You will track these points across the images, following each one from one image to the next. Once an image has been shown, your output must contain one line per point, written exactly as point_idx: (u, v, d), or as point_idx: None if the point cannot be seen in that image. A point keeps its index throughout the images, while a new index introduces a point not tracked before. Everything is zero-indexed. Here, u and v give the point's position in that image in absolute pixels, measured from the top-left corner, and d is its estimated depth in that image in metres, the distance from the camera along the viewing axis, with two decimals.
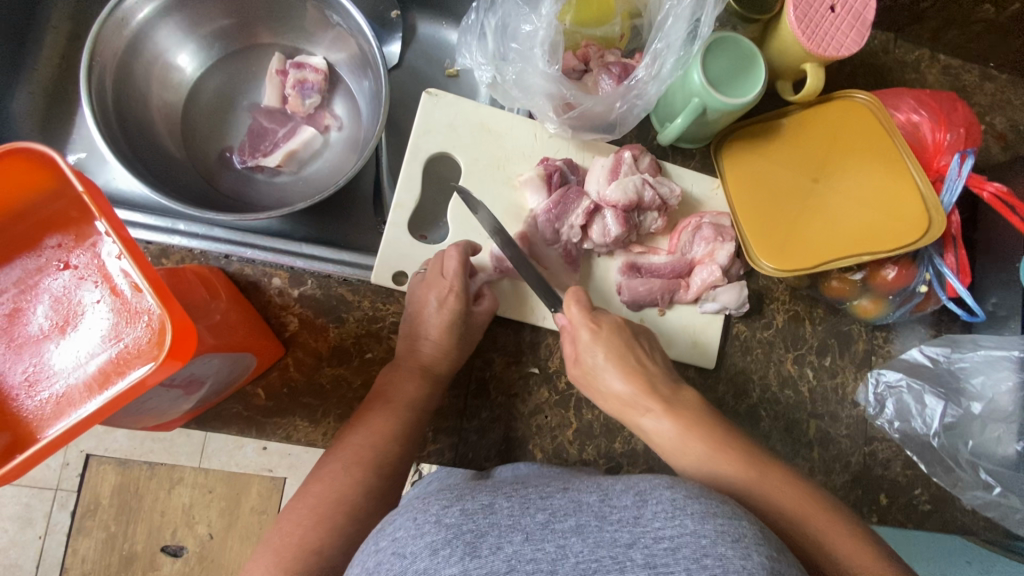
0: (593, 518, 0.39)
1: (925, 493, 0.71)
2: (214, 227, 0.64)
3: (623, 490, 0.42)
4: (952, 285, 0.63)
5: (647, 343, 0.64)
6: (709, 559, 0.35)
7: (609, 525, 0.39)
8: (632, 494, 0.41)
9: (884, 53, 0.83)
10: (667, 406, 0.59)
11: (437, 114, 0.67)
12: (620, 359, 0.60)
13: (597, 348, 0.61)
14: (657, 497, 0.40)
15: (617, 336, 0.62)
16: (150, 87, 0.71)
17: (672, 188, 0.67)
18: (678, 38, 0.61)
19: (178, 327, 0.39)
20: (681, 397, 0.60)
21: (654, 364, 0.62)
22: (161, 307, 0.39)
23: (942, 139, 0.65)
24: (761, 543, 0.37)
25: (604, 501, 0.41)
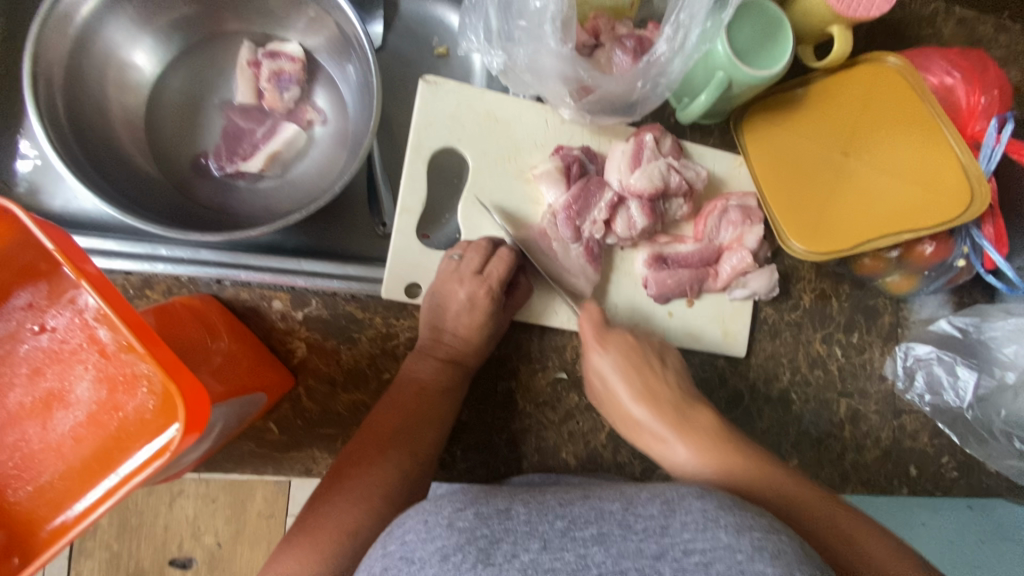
0: (616, 526, 0.37)
1: (952, 460, 0.71)
2: (200, 248, 0.57)
3: (650, 498, 0.39)
4: (990, 256, 0.61)
5: (661, 362, 0.59)
6: None
7: (635, 534, 0.36)
8: (659, 503, 0.38)
9: (900, 8, 0.79)
10: (678, 429, 0.54)
11: (437, 104, 0.61)
12: (628, 376, 0.57)
13: (607, 365, 0.58)
14: (686, 507, 0.37)
15: (629, 353, 0.59)
16: (105, 90, 0.62)
17: (698, 171, 0.63)
18: (702, 7, 0.54)
19: (188, 391, 0.34)
20: (692, 418, 0.54)
21: (672, 385, 0.58)
22: (162, 369, 0.33)
23: (976, 102, 0.61)
24: (805, 562, 0.33)
25: (627, 510, 0.38)
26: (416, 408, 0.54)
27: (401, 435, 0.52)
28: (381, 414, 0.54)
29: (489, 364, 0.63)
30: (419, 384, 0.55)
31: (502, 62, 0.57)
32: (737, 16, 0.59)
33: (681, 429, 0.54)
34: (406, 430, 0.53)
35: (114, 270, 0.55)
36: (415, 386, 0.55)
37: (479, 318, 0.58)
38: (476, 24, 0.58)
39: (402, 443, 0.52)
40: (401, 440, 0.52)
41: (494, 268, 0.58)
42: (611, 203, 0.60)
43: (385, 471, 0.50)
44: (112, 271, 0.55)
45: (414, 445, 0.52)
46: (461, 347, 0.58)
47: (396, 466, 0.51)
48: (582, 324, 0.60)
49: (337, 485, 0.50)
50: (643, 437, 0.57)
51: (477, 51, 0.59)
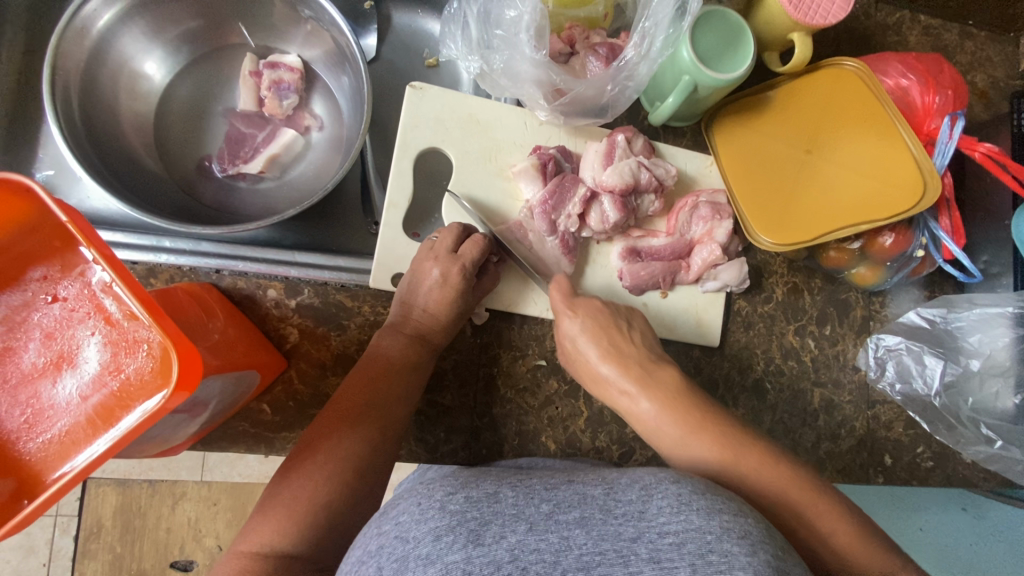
0: (598, 511, 0.39)
1: (927, 450, 0.73)
2: (202, 241, 0.62)
3: (629, 484, 0.42)
4: (947, 247, 0.64)
5: (628, 324, 0.63)
6: (715, 556, 0.35)
7: (614, 518, 0.38)
8: (637, 489, 0.41)
9: (866, 18, 0.83)
10: (642, 385, 0.58)
11: (423, 108, 0.65)
12: (596, 337, 0.60)
13: (574, 329, 0.62)
14: (662, 492, 0.40)
15: (595, 315, 0.62)
16: (118, 96, 0.67)
17: (668, 169, 0.66)
18: (665, 16, 0.59)
19: (184, 353, 0.37)
20: (657, 377, 0.58)
21: (638, 343, 0.61)
22: (162, 335, 0.37)
23: (931, 102, 0.65)
24: (767, 541, 0.37)
25: (609, 494, 0.41)
26: (379, 385, 0.57)
27: (365, 412, 0.55)
28: (346, 394, 0.56)
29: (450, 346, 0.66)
30: (381, 360, 0.58)
31: (479, 67, 0.62)
32: (701, 24, 0.63)
33: (644, 385, 0.58)
34: (370, 406, 0.55)
35: (122, 261, 0.60)
36: (379, 363, 0.58)
37: (455, 298, 0.61)
38: (455, 32, 0.63)
39: (366, 418, 0.55)
40: (367, 417, 0.55)
41: (467, 250, 0.62)
42: (586, 195, 0.64)
43: (349, 445, 0.53)
44: (120, 261, 0.59)
45: (379, 419, 0.55)
46: (430, 324, 0.61)
47: (363, 440, 0.54)
48: (552, 291, 0.64)
49: (307, 458, 0.52)
50: (608, 392, 0.61)
51: (459, 59, 0.63)
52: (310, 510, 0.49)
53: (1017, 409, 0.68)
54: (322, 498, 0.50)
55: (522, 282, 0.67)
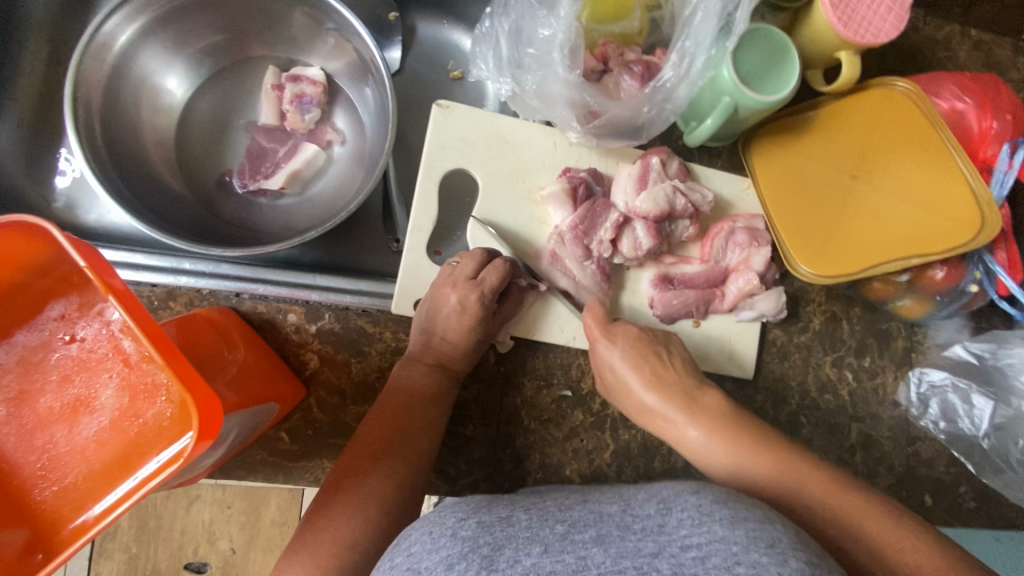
0: (616, 529, 0.39)
1: (969, 490, 0.69)
2: (222, 263, 0.60)
3: (647, 499, 0.42)
4: (1003, 282, 0.59)
5: (667, 352, 0.61)
6: (742, 568, 0.32)
7: (633, 535, 0.38)
8: (656, 504, 0.41)
9: (914, 32, 0.78)
10: (691, 415, 0.57)
11: (449, 128, 0.63)
12: (638, 367, 0.58)
13: (616, 354, 0.60)
14: (682, 505, 0.39)
15: (641, 343, 0.60)
16: (140, 113, 0.66)
17: (704, 194, 0.63)
18: (707, 35, 0.56)
19: (203, 402, 0.35)
20: (703, 404, 0.57)
21: (680, 371, 0.60)
22: (182, 384, 0.35)
23: (989, 127, 0.60)
24: (798, 547, 0.34)
25: (626, 512, 0.41)
26: (400, 417, 0.55)
27: (388, 450, 0.53)
28: (368, 427, 0.55)
29: (473, 375, 0.63)
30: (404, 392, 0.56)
31: (511, 89, 0.59)
32: (743, 42, 0.60)
33: (691, 412, 0.57)
34: (392, 441, 0.54)
35: (141, 282, 0.58)
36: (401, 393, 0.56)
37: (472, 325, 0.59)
38: (486, 53, 0.60)
39: (389, 452, 0.53)
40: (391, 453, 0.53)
41: (488, 276, 0.60)
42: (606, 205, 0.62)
43: (371, 483, 0.52)
44: (139, 283, 0.58)
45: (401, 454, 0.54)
46: (449, 351, 0.59)
47: (385, 479, 0.52)
48: (586, 318, 0.62)
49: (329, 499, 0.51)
50: (656, 421, 0.59)
51: (489, 80, 0.60)
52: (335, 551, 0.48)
53: None
54: (343, 543, 0.48)
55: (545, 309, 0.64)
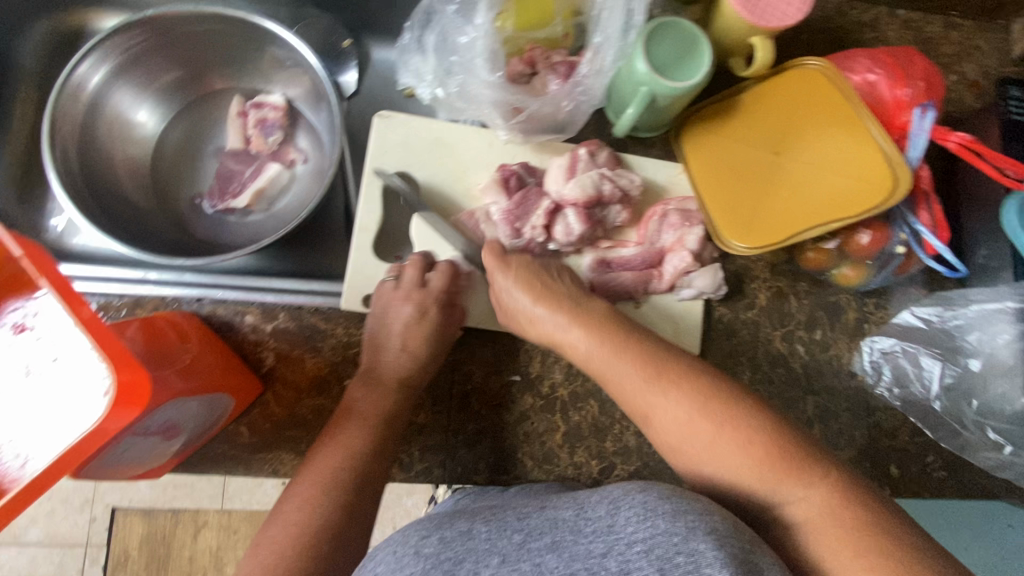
0: (569, 533, 0.43)
1: (939, 460, 0.67)
2: (186, 273, 0.66)
3: (598, 499, 0.44)
4: (931, 243, 0.61)
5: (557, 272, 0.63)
6: (682, 557, 0.37)
7: (584, 537, 0.42)
8: (606, 503, 0.43)
9: (840, 16, 0.81)
10: (573, 315, 0.59)
11: (389, 136, 0.68)
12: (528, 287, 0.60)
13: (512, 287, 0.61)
14: (629, 502, 0.42)
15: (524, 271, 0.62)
16: (114, 144, 0.73)
17: (631, 179, 0.67)
18: (614, 30, 0.61)
19: (128, 380, 0.40)
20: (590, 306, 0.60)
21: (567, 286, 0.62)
22: (110, 366, 0.40)
23: (901, 95, 0.63)
24: (733, 537, 0.39)
25: (579, 514, 0.44)
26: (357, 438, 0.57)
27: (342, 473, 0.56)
28: (322, 453, 0.57)
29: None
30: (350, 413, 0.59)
31: (433, 92, 0.67)
32: (656, 34, 0.63)
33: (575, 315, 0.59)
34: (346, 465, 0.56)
35: (112, 294, 0.63)
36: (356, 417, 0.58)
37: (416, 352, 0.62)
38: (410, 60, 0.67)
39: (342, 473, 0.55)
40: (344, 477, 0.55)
41: (433, 280, 0.64)
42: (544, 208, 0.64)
43: (326, 504, 0.54)
44: (110, 294, 0.63)
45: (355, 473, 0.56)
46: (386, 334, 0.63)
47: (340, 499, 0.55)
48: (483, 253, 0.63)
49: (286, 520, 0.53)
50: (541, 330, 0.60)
51: (416, 85, 0.68)
52: (290, 569, 0.50)
53: None
54: (302, 561, 0.51)
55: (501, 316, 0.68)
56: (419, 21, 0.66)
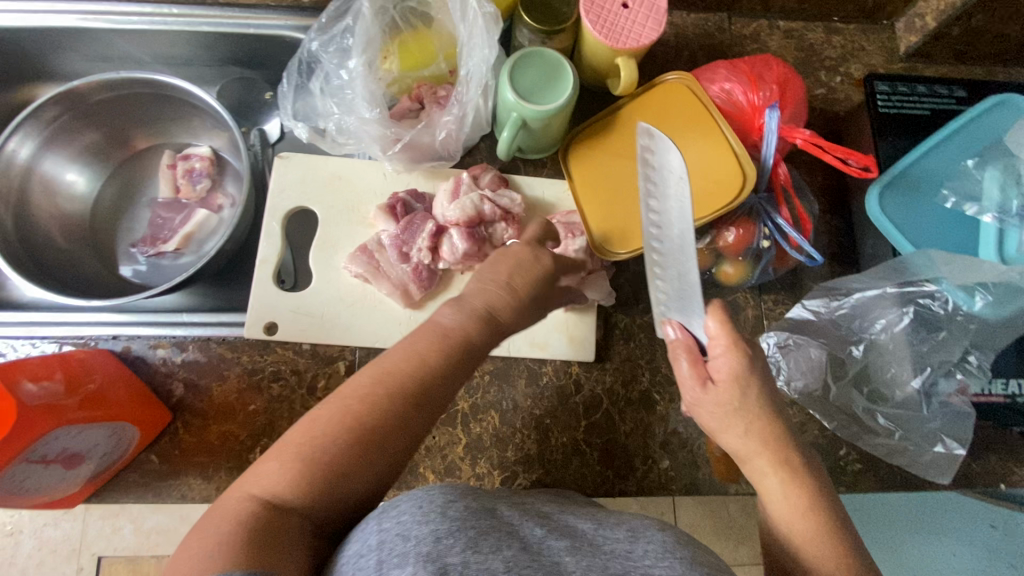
0: (587, 544, 0.44)
1: (852, 452, 0.66)
2: (106, 313, 0.71)
3: (618, 525, 0.47)
4: (793, 238, 0.65)
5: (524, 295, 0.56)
6: None
7: (602, 553, 0.43)
8: (625, 530, 0.46)
9: (720, 32, 0.86)
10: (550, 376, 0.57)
11: (289, 175, 0.74)
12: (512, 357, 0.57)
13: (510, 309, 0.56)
14: (648, 539, 0.45)
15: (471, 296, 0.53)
16: (51, 205, 0.81)
17: (512, 198, 0.71)
18: (478, 65, 0.68)
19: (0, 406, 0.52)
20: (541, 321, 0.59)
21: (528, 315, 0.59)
22: None
23: (755, 99, 0.66)
24: None
25: (598, 530, 0.47)
26: (412, 366, 0.49)
27: (424, 395, 0.49)
28: (351, 383, 0.49)
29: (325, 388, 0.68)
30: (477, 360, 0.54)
31: (305, 129, 0.72)
32: (522, 62, 0.68)
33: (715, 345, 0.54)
34: (405, 394, 0.48)
35: (39, 337, 0.69)
36: (434, 333, 0.52)
37: (544, 264, 0.57)
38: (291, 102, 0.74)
39: (376, 400, 0.47)
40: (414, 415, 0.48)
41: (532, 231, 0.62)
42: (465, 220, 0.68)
43: (332, 425, 0.46)
44: (36, 338, 0.69)
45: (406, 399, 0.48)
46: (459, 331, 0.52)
47: (350, 426, 0.46)
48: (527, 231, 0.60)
49: (282, 442, 0.46)
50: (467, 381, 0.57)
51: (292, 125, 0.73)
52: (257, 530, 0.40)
53: (915, 393, 0.65)
54: (291, 503, 0.43)
55: (667, 178, 0.50)
56: (300, 70, 0.73)
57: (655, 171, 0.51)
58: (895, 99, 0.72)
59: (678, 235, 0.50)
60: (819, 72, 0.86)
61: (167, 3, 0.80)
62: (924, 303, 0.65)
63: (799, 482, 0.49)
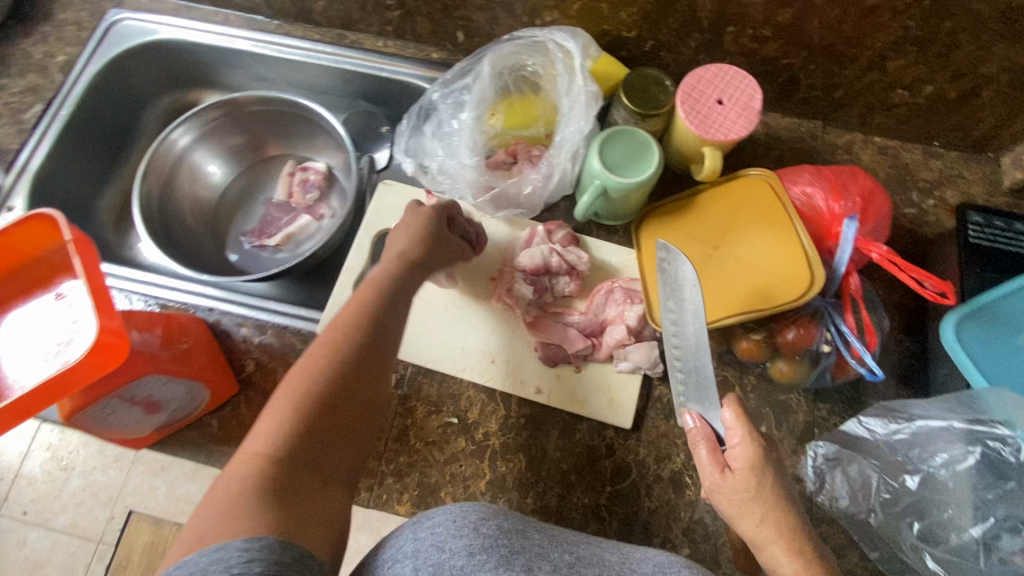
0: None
1: None
2: (208, 287, 0.81)
3: (643, 559, 0.55)
4: (856, 348, 0.63)
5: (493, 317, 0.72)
6: None
7: None
8: (653, 565, 0.53)
9: (812, 138, 0.89)
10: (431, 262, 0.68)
11: (388, 200, 0.83)
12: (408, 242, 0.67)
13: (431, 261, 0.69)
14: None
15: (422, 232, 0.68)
16: (189, 187, 0.95)
17: (579, 256, 0.76)
18: (572, 133, 0.75)
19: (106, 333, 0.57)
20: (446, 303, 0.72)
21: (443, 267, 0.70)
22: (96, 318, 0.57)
23: (836, 207, 0.68)
24: None
25: (626, 564, 0.54)
26: (331, 354, 0.55)
27: (358, 372, 0.55)
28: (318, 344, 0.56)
29: None
30: (383, 339, 0.59)
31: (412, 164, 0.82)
32: (613, 138, 0.74)
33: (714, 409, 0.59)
34: (346, 389, 0.54)
35: (149, 295, 0.80)
36: (345, 314, 0.59)
37: (413, 244, 0.66)
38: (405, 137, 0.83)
39: (320, 386, 0.53)
40: (353, 404, 0.54)
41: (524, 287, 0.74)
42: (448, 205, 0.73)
43: (282, 426, 0.50)
44: (147, 295, 0.79)
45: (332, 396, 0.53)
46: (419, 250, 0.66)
47: (305, 420, 0.51)
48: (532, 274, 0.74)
49: (242, 456, 0.48)
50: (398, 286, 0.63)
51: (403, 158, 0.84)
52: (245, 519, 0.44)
53: (975, 543, 0.59)
54: (263, 486, 0.46)
55: (681, 283, 0.62)
56: (416, 112, 0.83)
57: (673, 278, 0.63)
58: (988, 231, 0.71)
59: (693, 334, 0.60)
60: (912, 191, 0.85)
61: (323, 43, 0.95)
62: (993, 446, 0.60)
63: (813, 556, 0.52)
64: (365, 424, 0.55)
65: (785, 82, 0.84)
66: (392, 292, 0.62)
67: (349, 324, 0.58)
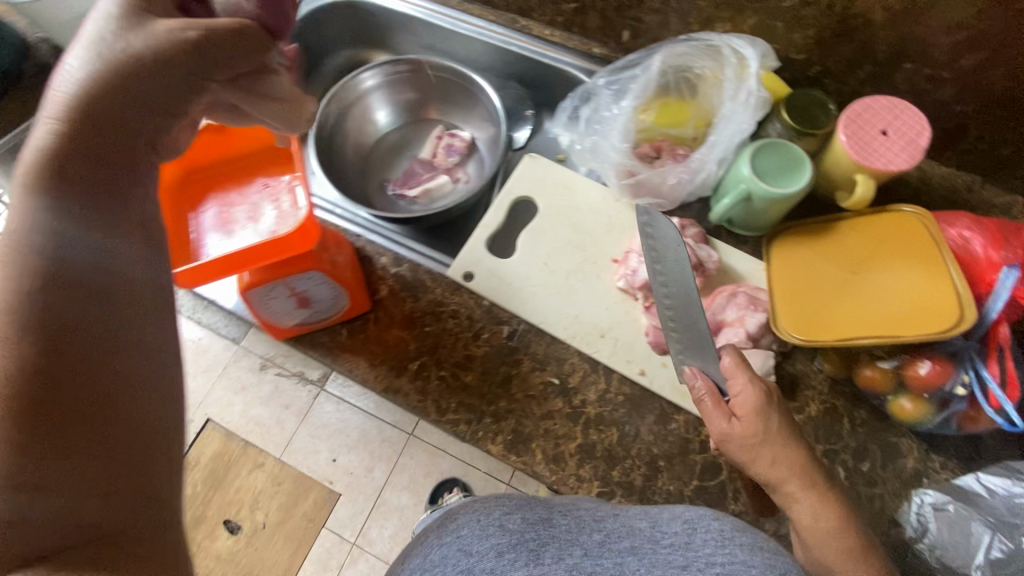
0: (646, 543, 0.52)
1: None
2: (358, 217, 0.91)
3: (672, 518, 0.54)
4: (995, 394, 0.62)
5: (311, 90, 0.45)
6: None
7: (663, 548, 0.50)
8: (681, 524, 0.52)
9: (968, 192, 0.86)
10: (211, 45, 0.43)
11: (530, 171, 0.89)
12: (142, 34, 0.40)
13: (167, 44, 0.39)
14: (706, 529, 0.50)
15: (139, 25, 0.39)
16: (353, 127, 1.05)
17: (710, 254, 0.78)
18: (727, 137, 0.77)
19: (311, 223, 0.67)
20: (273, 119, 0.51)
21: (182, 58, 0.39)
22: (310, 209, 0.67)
23: (995, 256, 0.66)
24: None
25: (654, 528, 0.54)
26: (46, 249, 0.35)
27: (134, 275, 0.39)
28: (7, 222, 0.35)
29: (484, 340, 0.79)
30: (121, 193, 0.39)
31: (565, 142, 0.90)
32: (767, 149, 0.76)
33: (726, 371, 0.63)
34: (108, 306, 0.37)
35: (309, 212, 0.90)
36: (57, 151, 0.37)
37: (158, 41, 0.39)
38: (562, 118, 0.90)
39: (61, 315, 0.34)
40: (137, 335, 0.38)
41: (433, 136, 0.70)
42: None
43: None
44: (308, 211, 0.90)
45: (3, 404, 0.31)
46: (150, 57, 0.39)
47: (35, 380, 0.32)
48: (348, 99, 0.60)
49: None
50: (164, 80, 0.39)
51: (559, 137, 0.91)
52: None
53: None
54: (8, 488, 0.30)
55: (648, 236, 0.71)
56: (578, 96, 0.89)
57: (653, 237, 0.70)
58: None
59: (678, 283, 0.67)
60: None
61: (495, 24, 1.04)
62: None
63: None
64: (144, 391, 0.37)
65: (951, 130, 0.82)
66: (95, 170, 0.38)
67: (4, 271, 0.34)
